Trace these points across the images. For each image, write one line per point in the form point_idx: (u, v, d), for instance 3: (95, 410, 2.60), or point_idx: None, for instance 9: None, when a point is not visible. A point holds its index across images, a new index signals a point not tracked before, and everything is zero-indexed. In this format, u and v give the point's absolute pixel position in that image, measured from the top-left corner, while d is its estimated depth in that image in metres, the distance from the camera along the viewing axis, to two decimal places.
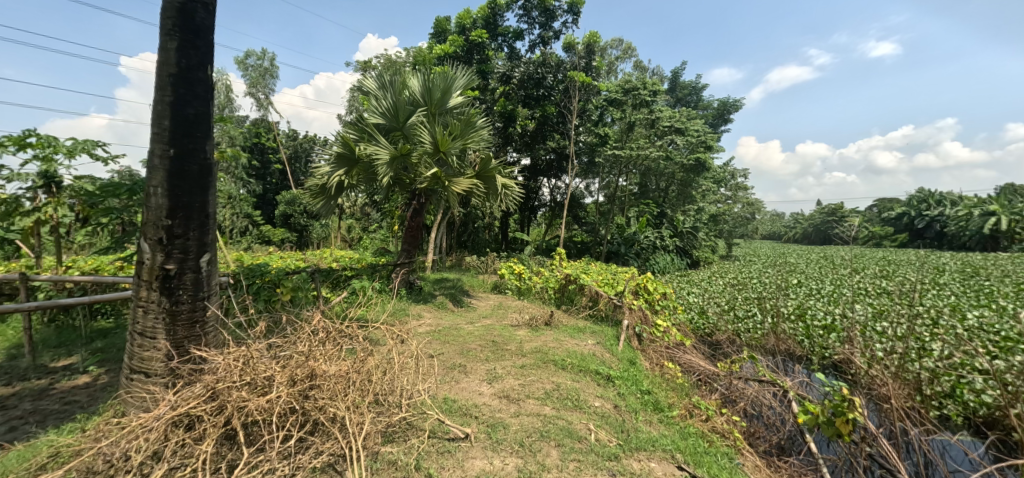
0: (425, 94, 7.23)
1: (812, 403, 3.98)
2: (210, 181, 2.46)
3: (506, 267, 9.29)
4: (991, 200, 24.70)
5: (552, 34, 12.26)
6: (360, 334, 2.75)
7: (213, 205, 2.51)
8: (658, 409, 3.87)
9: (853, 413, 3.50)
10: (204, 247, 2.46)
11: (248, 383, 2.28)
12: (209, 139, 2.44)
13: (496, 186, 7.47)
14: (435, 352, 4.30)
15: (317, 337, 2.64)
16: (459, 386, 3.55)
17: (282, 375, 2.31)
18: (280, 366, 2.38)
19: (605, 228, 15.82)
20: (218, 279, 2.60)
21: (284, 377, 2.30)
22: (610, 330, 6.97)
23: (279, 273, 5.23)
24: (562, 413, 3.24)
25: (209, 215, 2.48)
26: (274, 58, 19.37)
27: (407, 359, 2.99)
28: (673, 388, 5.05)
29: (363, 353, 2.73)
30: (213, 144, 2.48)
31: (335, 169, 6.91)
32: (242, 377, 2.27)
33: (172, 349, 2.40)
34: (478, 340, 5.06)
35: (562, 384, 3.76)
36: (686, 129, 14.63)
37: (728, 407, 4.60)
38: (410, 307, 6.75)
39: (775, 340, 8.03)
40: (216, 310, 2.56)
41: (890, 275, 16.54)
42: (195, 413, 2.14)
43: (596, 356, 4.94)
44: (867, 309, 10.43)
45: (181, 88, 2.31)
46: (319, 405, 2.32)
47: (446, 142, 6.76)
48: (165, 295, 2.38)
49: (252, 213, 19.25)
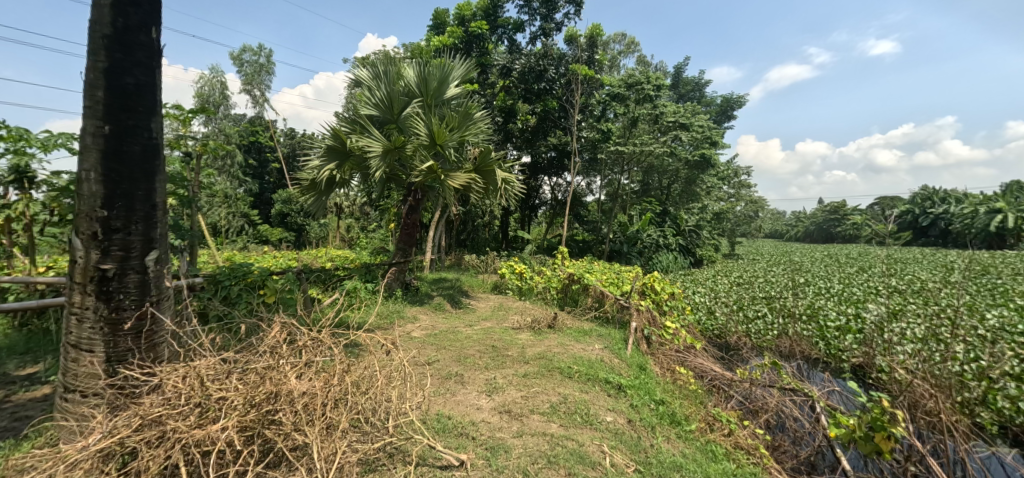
0: (421, 84, 6.85)
1: (843, 415, 3.63)
2: (155, 166, 2.21)
3: (506, 266, 8.93)
4: (996, 198, 24.33)
5: (553, 26, 11.86)
6: (335, 342, 2.36)
7: (161, 194, 2.26)
8: (676, 422, 3.51)
9: (895, 428, 3.15)
10: (150, 244, 2.21)
11: (196, 406, 1.91)
12: (154, 114, 2.19)
13: (495, 181, 7.10)
14: (429, 360, 3.94)
15: (284, 345, 2.27)
16: (455, 399, 3.18)
17: (239, 395, 1.93)
18: (238, 382, 2.00)
19: (607, 227, 15.47)
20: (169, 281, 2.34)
21: (241, 399, 1.92)
22: (617, 333, 6.59)
23: (262, 275, 4.87)
24: (571, 432, 2.87)
25: (155, 206, 2.23)
26: (270, 54, 18.97)
27: (394, 372, 2.61)
28: (687, 396, 4.70)
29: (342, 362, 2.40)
30: (159, 122, 2.22)
31: (326, 163, 6.56)
32: (189, 400, 1.90)
33: (111, 362, 2.14)
34: (477, 345, 4.69)
35: (569, 396, 3.39)
36: (690, 124, 14.24)
37: (747, 418, 4.24)
38: (405, 309, 6.39)
39: (789, 342, 7.65)
40: (167, 320, 2.29)
41: (898, 274, 16.17)
42: (130, 443, 1.79)
43: (604, 362, 4.57)
44: (880, 308, 10.06)
45: (117, 53, 2.05)
46: (285, 429, 1.96)
47: (442, 134, 6.39)
48: (102, 301, 2.11)
49: (248, 212, 18.89)
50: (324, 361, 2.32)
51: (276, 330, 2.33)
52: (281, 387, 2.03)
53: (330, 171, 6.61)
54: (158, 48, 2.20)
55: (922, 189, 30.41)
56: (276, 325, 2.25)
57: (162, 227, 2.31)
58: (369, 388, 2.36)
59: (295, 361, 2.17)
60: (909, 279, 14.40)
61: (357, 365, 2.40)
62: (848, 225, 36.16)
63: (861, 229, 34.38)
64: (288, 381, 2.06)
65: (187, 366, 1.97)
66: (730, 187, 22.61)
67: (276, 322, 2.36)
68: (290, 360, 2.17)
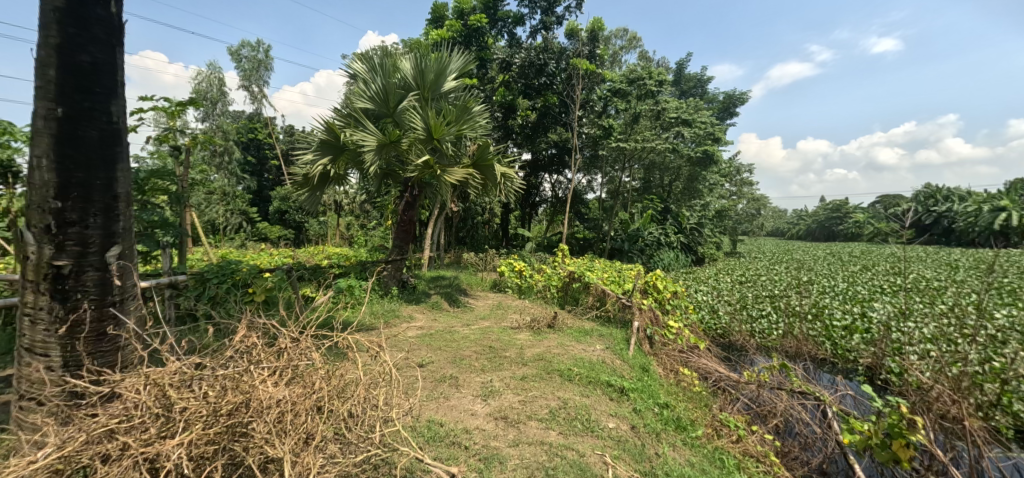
0: (417, 77, 6.67)
1: (857, 420, 3.47)
2: (114, 153, 2.13)
3: (506, 264, 8.76)
4: (1001, 196, 24.11)
5: (554, 20, 11.65)
6: (313, 343, 2.16)
7: (123, 184, 2.19)
8: (682, 428, 3.34)
9: (914, 436, 2.98)
10: (110, 238, 2.14)
11: (156, 417, 1.75)
12: (114, 95, 2.11)
13: (494, 176, 6.91)
14: (423, 362, 3.78)
15: (257, 350, 2.06)
16: (449, 404, 3.01)
17: (202, 407, 1.76)
18: (205, 392, 1.81)
19: (608, 224, 15.30)
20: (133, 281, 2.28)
21: (205, 411, 1.76)
22: (619, 333, 6.41)
23: (251, 273, 4.73)
24: (571, 440, 2.69)
25: (115, 196, 2.15)
26: (268, 49, 18.76)
27: (379, 376, 2.42)
28: (693, 399, 4.53)
29: (326, 366, 2.23)
30: (120, 105, 2.15)
31: (319, 157, 6.32)
32: (146, 410, 1.73)
33: (67, 366, 2.08)
34: (474, 346, 4.53)
35: (569, 400, 3.21)
36: (693, 120, 14.03)
37: (755, 422, 4.08)
38: (401, 308, 6.22)
39: (794, 342, 7.48)
40: (130, 323, 2.24)
41: (903, 271, 15.98)
42: (81, 461, 1.63)
43: (606, 363, 4.40)
44: (887, 307, 9.86)
45: (71, 27, 1.96)
46: (259, 440, 1.80)
47: (439, 128, 6.19)
48: (57, 301, 2.05)
49: (246, 209, 18.72)
50: (305, 366, 2.13)
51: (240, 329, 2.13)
52: (255, 394, 1.86)
53: (324, 165, 6.37)
54: (118, 23, 2.11)
55: (926, 187, 30.21)
56: (252, 324, 2.07)
57: (125, 221, 2.25)
58: (355, 391, 2.18)
59: (271, 365, 2.00)
60: (914, 278, 14.19)
61: (341, 369, 2.22)
62: (850, 224, 35.94)
63: (863, 228, 34.14)
64: (262, 387, 1.90)
65: (145, 375, 1.78)
66: (732, 184, 22.42)
67: (241, 321, 2.16)
68: (266, 364, 2.00)
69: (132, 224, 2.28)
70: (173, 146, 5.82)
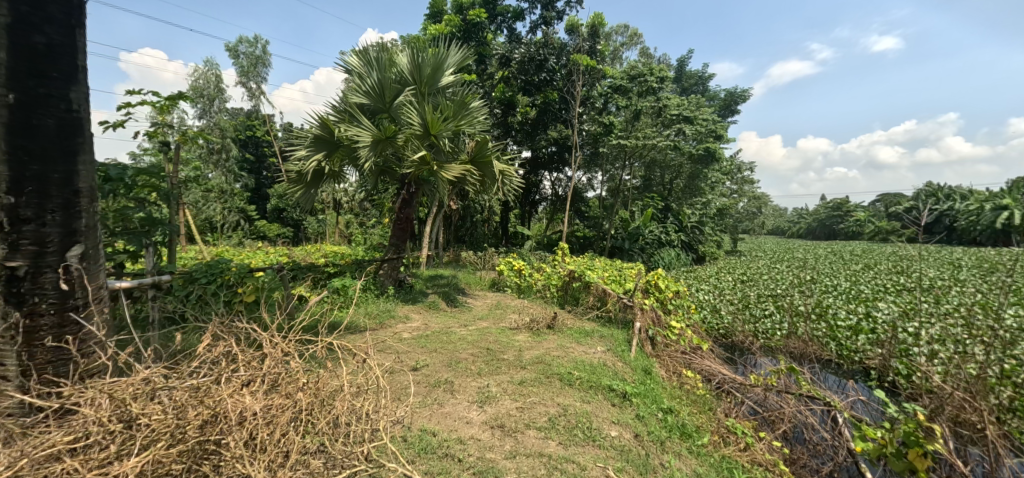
0: (414, 72, 6.52)
1: (870, 427, 3.34)
2: (73, 144, 2.10)
3: (505, 263, 8.62)
4: (1003, 194, 23.96)
5: (554, 15, 11.47)
6: (293, 351, 2.04)
7: (82, 177, 2.16)
8: (687, 435, 3.20)
9: (932, 445, 2.84)
10: (71, 236, 2.12)
11: (114, 435, 1.61)
12: (71, 81, 2.09)
13: (492, 173, 6.75)
14: (417, 366, 3.63)
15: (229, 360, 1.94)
16: (443, 412, 2.88)
17: (165, 422, 1.64)
18: (168, 406, 1.68)
19: (608, 223, 15.14)
20: (97, 283, 2.26)
21: (168, 427, 1.63)
22: (620, 334, 6.25)
23: (241, 272, 4.59)
24: (571, 452, 2.54)
25: (75, 190, 2.12)
26: (266, 45, 18.56)
27: (371, 386, 2.28)
28: (697, 403, 4.40)
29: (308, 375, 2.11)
30: (79, 92, 2.13)
31: (313, 154, 6.16)
32: (103, 428, 1.60)
33: (25, 375, 2.03)
34: (471, 348, 4.38)
35: (569, 407, 3.06)
36: (695, 117, 13.85)
37: (762, 428, 3.94)
38: (397, 308, 6.07)
39: (798, 343, 7.33)
40: (94, 328, 2.20)
41: (905, 270, 15.85)
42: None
43: (608, 366, 4.26)
44: (892, 307, 9.72)
45: (24, 7, 1.94)
46: (230, 456, 1.67)
47: (437, 124, 6.03)
48: (14, 307, 2.01)
49: (244, 207, 18.57)
50: (283, 375, 2.01)
51: (207, 336, 2.08)
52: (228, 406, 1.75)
53: (318, 161, 6.21)
54: (74, 6, 2.09)
55: (927, 186, 30.12)
56: (227, 331, 1.98)
57: (87, 218, 2.23)
58: (338, 400, 2.05)
59: (246, 373, 1.90)
60: (917, 276, 14.06)
61: (324, 377, 2.11)
62: (851, 223, 35.85)
63: (864, 226, 34.03)
64: (236, 398, 1.79)
65: (104, 388, 1.67)
66: (734, 182, 22.25)
67: (207, 327, 2.10)
68: (241, 372, 1.89)
69: (97, 221, 2.29)
70: (162, 142, 5.66)
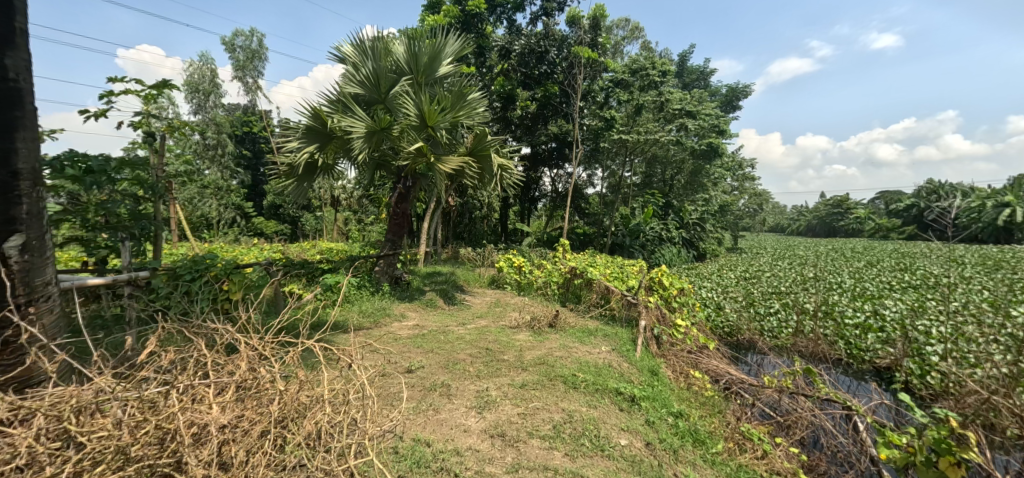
0: (410, 60, 6.27)
1: (896, 433, 3.13)
2: (10, 118, 1.99)
3: (504, 259, 8.41)
4: (1004, 191, 23.87)
5: (555, 5, 11.21)
6: (263, 355, 1.88)
7: (23, 157, 2.04)
8: (701, 442, 2.99)
9: (967, 454, 2.64)
10: (10, 224, 1.99)
11: (53, 456, 1.46)
12: (9, 50, 2.00)
13: (491, 166, 6.52)
14: (412, 368, 3.42)
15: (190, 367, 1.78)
16: (438, 419, 2.67)
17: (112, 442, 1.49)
18: (117, 423, 1.53)
19: (609, 219, 14.94)
20: (41, 280, 2.10)
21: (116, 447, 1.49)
22: (625, 333, 6.04)
23: (227, 268, 4.36)
24: (579, 466, 2.34)
25: (13, 170, 2.01)
26: (262, 38, 18.27)
27: (356, 395, 2.09)
28: (707, 406, 4.19)
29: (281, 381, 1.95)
30: (19, 64, 2.03)
31: (305, 145, 5.89)
32: (41, 446, 1.44)
33: None
34: (469, 348, 4.16)
35: (575, 413, 2.86)
36: (697, 112, 13.64)
37: (777, 432, 3.73)
38: (392, 306, 5.85)
39: (806, 342, 7.14)
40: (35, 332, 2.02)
41: (908, 267, 15.69)
42: None
43: (613, 367, 4.05)
44: (900, 305, 9.51)
45: None
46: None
47: (434, 114, 5.80)
48: None
49: (240, 204, 18.34)
50: (253, 381, 1.84)
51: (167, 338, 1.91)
52: (191, 419, 1.62)
53: (310, 154, 5.94)
54: None
55: (928, 183, 29.97)
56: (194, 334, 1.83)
57: (29, 205, 2.09)
58: (318, 410, 1.88)
59: (208, 382, 1.74)
60: (922, 274, 13.86)
61: (300, 386, 1.95)
62: (851, 220, 35.72)
63: (864, 223, 33.95)
64: (196, 411, 1.64)
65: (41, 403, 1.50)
66: (735, 179, 22.01)
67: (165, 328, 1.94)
68: (201, 381, 1.74)
69: (42, 208, 2.15)
70: (147, 132, 5.41)
